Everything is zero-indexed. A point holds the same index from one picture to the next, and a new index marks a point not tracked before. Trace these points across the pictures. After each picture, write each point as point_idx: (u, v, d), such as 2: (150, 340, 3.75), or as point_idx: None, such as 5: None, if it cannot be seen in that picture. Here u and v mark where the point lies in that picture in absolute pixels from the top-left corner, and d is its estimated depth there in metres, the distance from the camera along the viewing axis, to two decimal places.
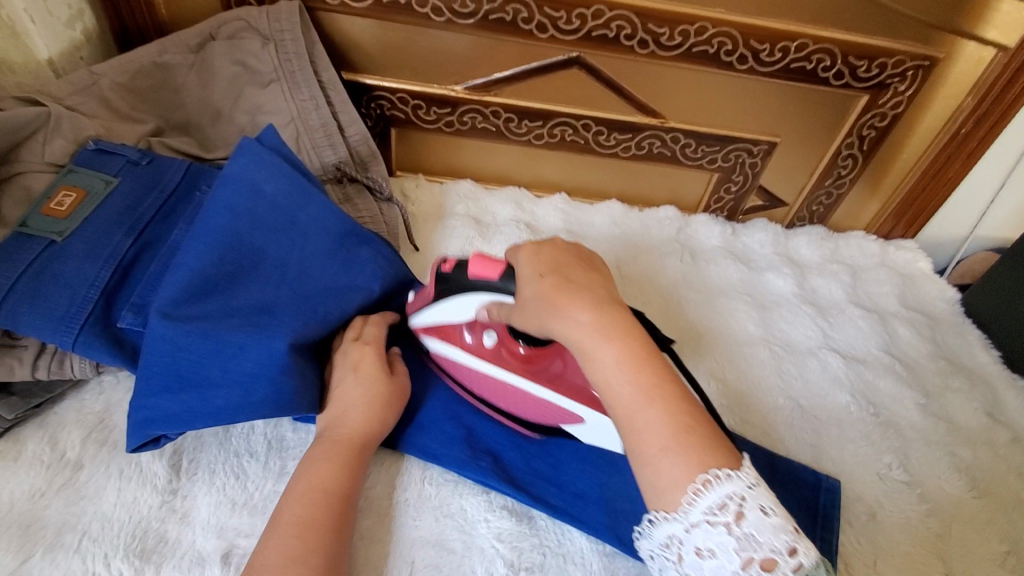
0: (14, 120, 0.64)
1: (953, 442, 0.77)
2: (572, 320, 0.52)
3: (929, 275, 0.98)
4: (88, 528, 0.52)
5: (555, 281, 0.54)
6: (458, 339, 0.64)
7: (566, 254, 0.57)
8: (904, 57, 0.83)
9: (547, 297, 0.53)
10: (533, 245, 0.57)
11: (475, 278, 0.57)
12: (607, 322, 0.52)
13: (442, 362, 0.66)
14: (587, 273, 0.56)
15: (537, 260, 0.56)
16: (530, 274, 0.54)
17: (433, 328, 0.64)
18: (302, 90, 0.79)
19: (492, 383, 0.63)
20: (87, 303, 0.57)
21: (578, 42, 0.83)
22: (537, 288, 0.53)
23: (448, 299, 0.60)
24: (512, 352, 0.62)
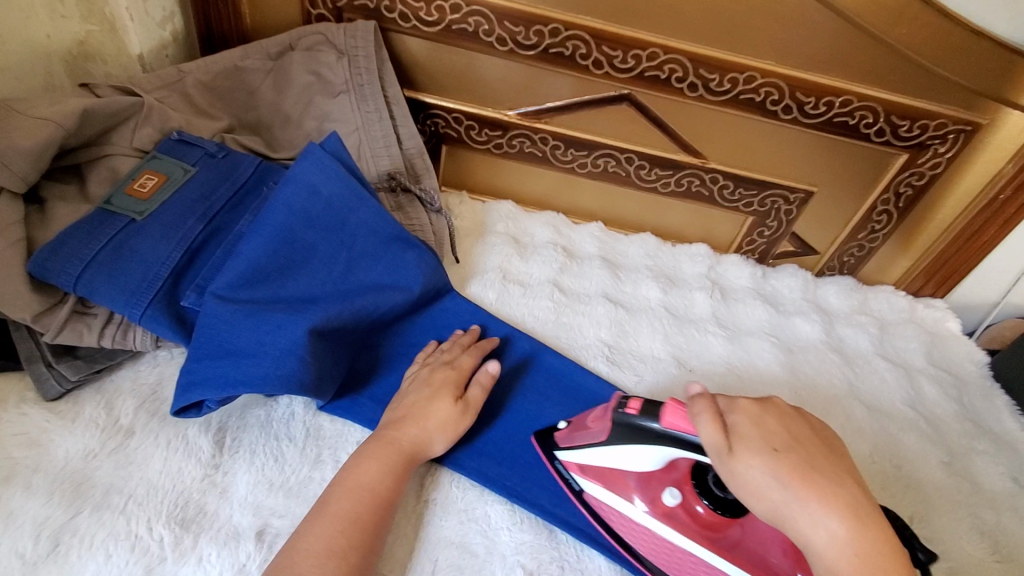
0: (110, 106, 0.69)
1: (976, 503, 0.76)
2: (772, 491, 0.46)
3: (958, 336, 0.99)
4: (134, 492, 0.54)
5: (796, 463, 0.47)
6: (626, 490, 0.59)
7: (790, 418, 0.51)
8: (945, 121, 0.86)
9: (780, 481, 0.46)
10: (754, 409, 0.51)
11: (672, 428, 0.53)
12: (862, 529, 0.45)
13: (595, 507, 0.61)
14: (830, 454, 0.49)
15: (770, 431, 0.49)
16: (767, 454, 0.47)
17: (598, 473, 0.60)
18: (368, 102, 0.83)
19: (662, 544, 0.58)
20: (157, 280, 0.61)
21: (631, 81, 0.88)
22: (769, 468, 0.47)
23: (629, 445, 0.57)
24: (692, 514, 0.57)
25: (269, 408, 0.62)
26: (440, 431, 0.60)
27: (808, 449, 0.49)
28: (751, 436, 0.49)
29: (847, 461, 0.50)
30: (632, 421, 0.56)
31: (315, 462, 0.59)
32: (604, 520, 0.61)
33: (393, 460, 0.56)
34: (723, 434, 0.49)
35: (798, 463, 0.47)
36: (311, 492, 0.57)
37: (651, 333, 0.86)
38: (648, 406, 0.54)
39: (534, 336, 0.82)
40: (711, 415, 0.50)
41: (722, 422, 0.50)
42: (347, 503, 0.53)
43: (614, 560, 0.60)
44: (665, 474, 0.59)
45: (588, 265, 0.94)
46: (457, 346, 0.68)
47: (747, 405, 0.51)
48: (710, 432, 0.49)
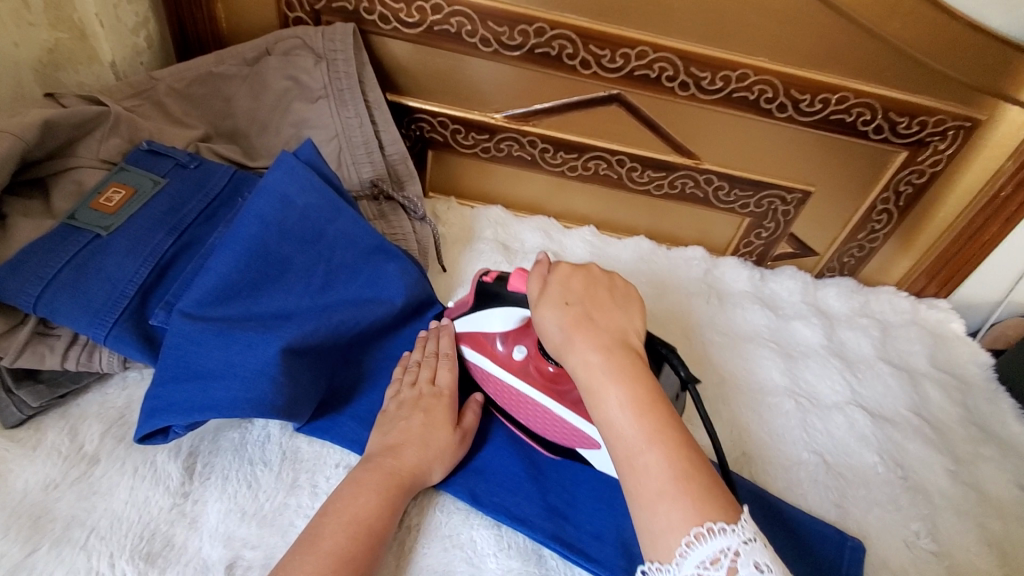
0: (74, 117, 0.66)
1: (984, 514, 0.73)
2: (557, 334, 0.51)
3: (961, 337, 0.96)
4: (97, 525, 0.51)
5: (580, 313, 0.51)
6: (489, 348, 0.64)
7: (599, 279, 0.54)
8: (945, 117, 0.83)
9: (562, 325, 0.50)
10: (571, 271, 0.54)
11: (518, 292, 0.58)
12: (616, 362, 0.48)
13: (471, 368, 0.66)
14: (614, 309, 0.52)
15: (576, 289, 0.53)
16: (555, 299, 0.52)
17: (468, 335, 0.65)
18: (348, 107, 0.81)
19: (519, 398, 0.63)
20: (123, 298, 0.58)
21: (620, 81, 0.85)
22: (556, 315, 0.51)
23: (489, 313, 0.61)
24: (540, 371, 0.61)
25: (244, 431, 0.59)
26: (421, 452, 0.57)
27: (604, 306, 0.52)
28: (559, 291, 0.52)
29: (633, 322, 0.52)
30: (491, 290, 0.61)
31: (291, 488, 0.56)
32: (478, 378, 0.66)
33: (370, 485, 0.53)
34: (540, 290, 0.54)
35: (579, 312, 0.51)
36: (286, 520, 0.54)
37: None
38: (501, 276, 0.59)
39: None
40: (540, 276, 0.54)
41: (544, 281, 0.54)
42: (319, 533, 0.50)
43: None
44: (519, 334, 0.62)
45: None
46: (432, 359, 0.64)
47: (568, 267, 0.55)
48: (532, 286, 0.54)
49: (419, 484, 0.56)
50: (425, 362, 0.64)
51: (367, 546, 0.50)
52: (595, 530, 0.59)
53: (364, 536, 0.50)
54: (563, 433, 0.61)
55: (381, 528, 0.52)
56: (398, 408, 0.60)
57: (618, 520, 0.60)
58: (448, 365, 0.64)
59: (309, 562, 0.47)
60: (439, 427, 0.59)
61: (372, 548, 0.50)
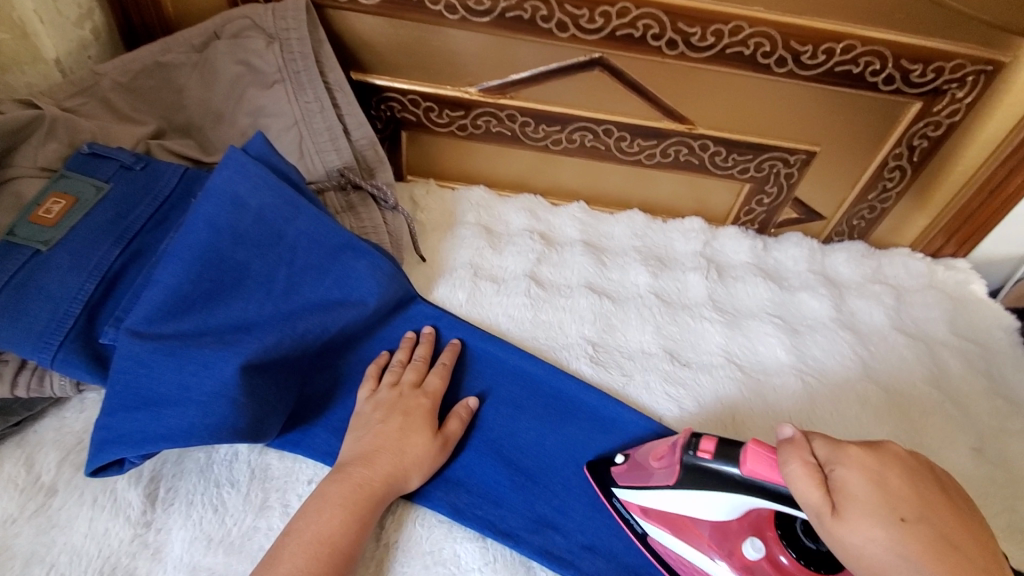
0: (8, 124, 0.62)
1: (1010, 494, 0.69)
2: (898, 567, 0.39)
3: (982, 298, 0.89)
4: (56, 561, 0.49)
5: (928, 534, 0.40)
6: (701, 537, 0.54)
7: (916, 475, 0.43)
8: (963, 61, 0.75)
9: (903, 552, 0.39)
10: (871, 462, 0.43)
11: (752, 475, 0.47)
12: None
13: (664, 558, 0.55)
14: (950, 517, 0.41)
15: (892, 494, 0.41)
16: (888, 513, 0.40)
17: (669, 520, 0.54)
18: (306, 91, 0.74)
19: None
20: (67, 318, 0.54)
21: (601, 42, 0.77)
22: (891, 539, 0.39)
23: (699, 494, 0.51)
24: (779, 567, 0.51)
25: (209, 449, 0.56)
26: (391, 457, 0.54)
27: (937, 516, 0.41)
28: (863, 497, 0.41)
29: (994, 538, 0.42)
30: (708, 467, 0.50)
31: (260, 509, 0.53)
32: (678, 574, 0.55)
33: (336, 499, 0.51)
34: (824, 494, 0.43)
35: (930, 536, 0.39)
36: (254, 544, 0.51)
37: (642, 323, 0.79)
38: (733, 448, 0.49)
39: (509, 338, 0.74)
40: (804, 461, 0.44)
41: (818, 474, 0.44)
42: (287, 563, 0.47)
43: None
44: (741, 524, 0.53)
45: (569, 252, 0.85)
46: (418, 364, 0.62)
47: (854, 454, 0.44)
48: (808, 491, 0.43)
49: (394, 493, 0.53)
50: (410, 364, 0.62)
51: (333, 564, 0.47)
52: (586, 540, 0.57)
53: (336, 562, 0.48)
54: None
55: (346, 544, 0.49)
56: (373, 410, 0.57)
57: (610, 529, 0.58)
58: (436, 372, 0.62)
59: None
60: (414, 435, 0.56)
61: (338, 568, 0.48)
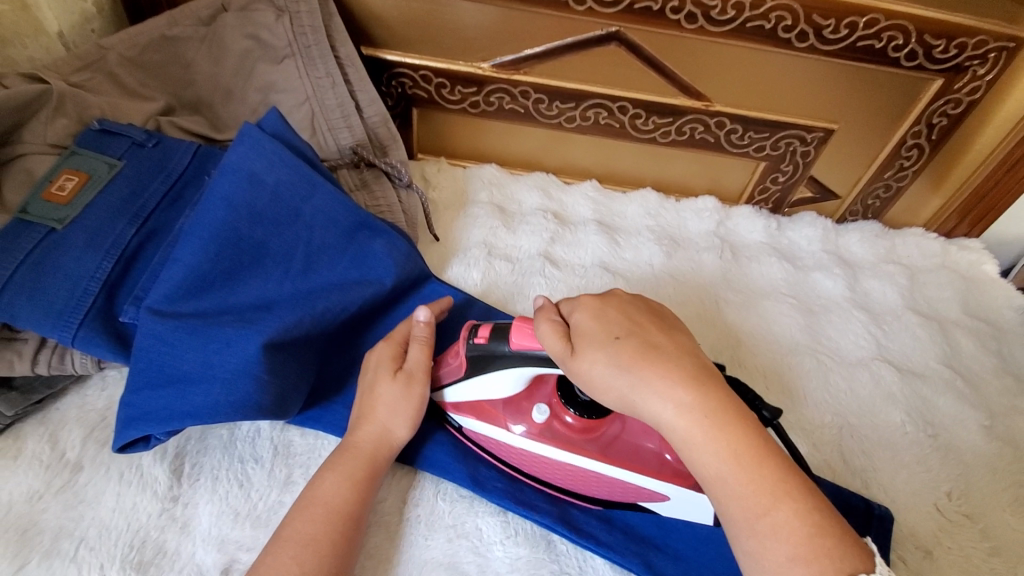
0: (15, 98, 0.61)
1: (1020, 470, 0.69)
2: (621, 377, 0.45)
3: (996, 279, 0.89)
4: (85, 535, 0.49)
5: (634, 346, 0.47)
6: (498, 417, 0.57)
7: (631, 306, 0.50)
8: (988, 37, 0.74)
9: (618, 363, 0.46)
10: (596, 304, 0.50)
11: (521, 347, 0.51)
12: (704, 394, 0.44)
13: (482, 442, 0.59)
14: (667, 329, 0.49)
15: (608, 321, 0.48)
16: (603, 334, 0.47)
17: (467, 406, 0.58)
18: (318, 66, 0.73)
19: (546, 463, 0.57)
20: (87, 297, 0.54)
21: (618, 16, 0.76)
22: (608, 355, 0.46)
23: (486, 374, 0.54)
24: (564, 424, 0.56)
25: (232, 427, 0.56)
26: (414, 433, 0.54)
27: (649, 332, 0.48)
28: (589, 330, 0.48)
29: (691, 340, 0.49)
30: (484, 352, 0.53)
31: (285, 485, 0.54)
32: (496, 454, 0.59)
33: (335, 464, 0.51)
34: (564, 340, 0.48)
35: (637, 345, 0.46)
36: (281, 519, 0.52)
37: (656, 302, 0.78)
38: (501, 326, 0.52)
39: (523, 318, 0.74)
40: (550, 320, 0.50)
41: (560, 326, 0.49)
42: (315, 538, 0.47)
43: (622, 570, 0.55)
44: (530, 392, 0.57)
45: (583, 231, 0.85)
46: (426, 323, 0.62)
47: (586, 304, 0.51)
48: (551, 341, 0.49)
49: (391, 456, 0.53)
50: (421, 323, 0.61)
51: (332, 526, 0.48)
52: (607, 514, 0.57)
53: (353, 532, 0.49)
54: (598, 486, 0.56)
55: (348, 508, 0.49)
56: None
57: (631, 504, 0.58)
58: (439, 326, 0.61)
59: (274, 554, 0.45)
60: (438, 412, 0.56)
61: (346, 534, 0.48)
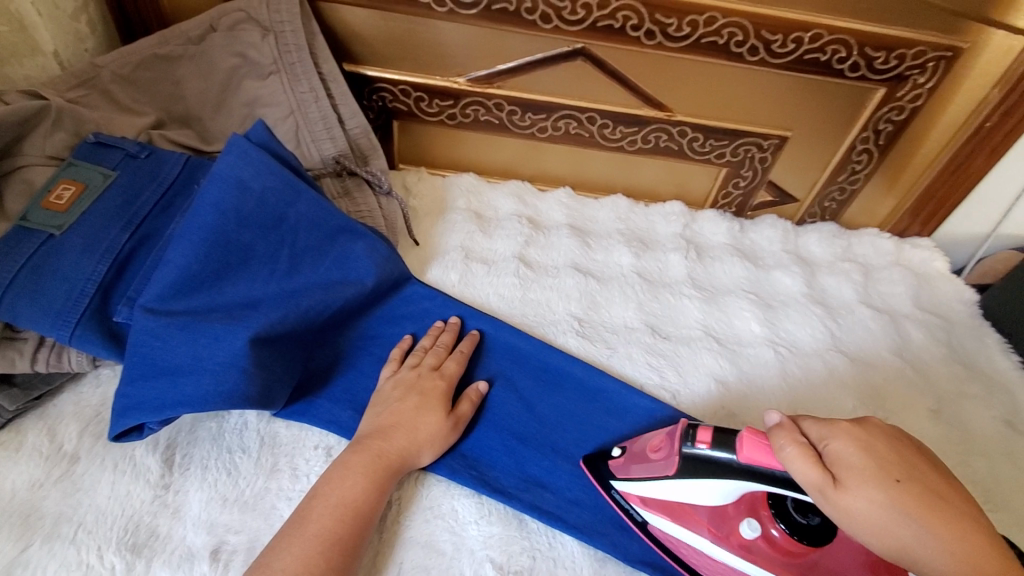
0: (15, 114, 0.65)
1: (965, 451, 0.75)
2: (907, 527, 0.42)
3: (945, 275, 0.95)
4: (83, 520, 0.53)
5: (919, 493, 0.43)
6: (697, 522, 0.56)
7: (894, 439, 0.46)
8: (924, 48, 0.80)
9: (905, 512, 0.42)
10: (856, 432, 0.46)
11: (750, 462, 0.49)
12: (1000, 568, 0.41)
13: (664, 540, 0.57)
14: (945, 477, 0.45)
15: (880, 457, 0.44)
16: (883, 475, 0.43)
17: (664, 506, 0.56)
18: (301, 82, 0.78)
19: (719, 568, 0.55)
20: (83, 297, 0.57)
21: (583, 33, 0.81)
22: (886, 497, 0.42)
23: (703, 481, 0.52)
24: (773, 544, 0.53)
25: (221, 419, 0.60)
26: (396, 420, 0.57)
27: (924, 472, 0.45)
28: (855, 463, 0.44)
29: (963, 488, 0.46)
30: (706, 457, 0.52)
31: (271, 472, 0.57)
32: (676, 553, 0.57)
33: (358, 467, 0.54)
34: (821, 470, 0.45)
35: (922, 495, 0.42)
36: (267, 504, 0.55)
37: (626, 300, 0.83)
38: (727, 434, 0.51)
39: (499, 316, 0.78)
40: (797, 442, 0.46)
41: (816, 459, 0.45)
42: (308, 516, 0.51)
43: (588, 546, 0.59)
44: (739, 504, 0.55)
45: (556, 235, 0.90)
46: (440, 350, 0.66)
47: (841, 427, 0.47)
48: (806, 469, 0.45)
49: (406, 465, 0.57)
50: (432, 350, 0.66)
51: (350, 528, 0.51)
52: (574, 496, 0.61)
53: (352, 517, 0.51)
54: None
55: (370, 508, 0.53)
56: (393, 389, 0.61)
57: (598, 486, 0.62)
58: (454, 358, 0.66)
59: (295, 542, 0.49)
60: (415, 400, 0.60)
61: (360, 529, 0.52)
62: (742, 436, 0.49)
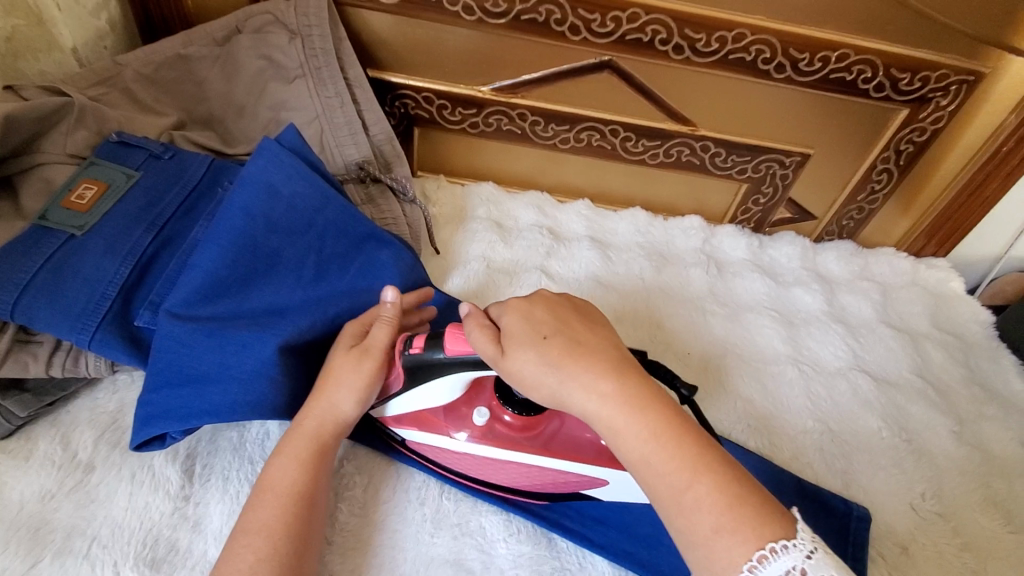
0: (35, 111, 0.64)
1: (987, 473, 0.74)
2: (580, 386, 0.48)
3: (962, 295, 0.95)
4: (98, 534, 0.51)
5: (561, 343, 0.50)
6: (440, 425, 0.59)
7: (560, 305, 0.54)
8: (948, 71, 0.81)
9: (546, 362, 0.49)
10: (524, 304, 0.53)
11: (456, 354, 0.53)
12: (627, 383, 0.48)
13: (425, 453, 0.60)
14: (589, 324, 0.52)
15: (534, 320, 0.51)
16: (531, 335, 0.50)
17: (409, 418, 0.59)
18: (327, 87, 0.77)
19: (489, 463, 0.58)
20: (104, 301, 0.55)
21: (611, 46, 0.81)
22: (537, 355, 0.49)
23: (429, 382, 0.55)
24: (505, 424, 0.58)
25: (242, 429, 0.58)
26: None
27: (573, 327, 0.52)
28: (515, 331, 0.51)
29: (612, 332, 0.53)
30: (422, 361, 0.55)
31: None
32: (431, 458, 0.60)
33: None
34: (495, 343, 0.51)
35: (562, 342, 0.49)
36: None
37: (647, 313, 0.83)
38: (436, 333, 0.54)
39: None
40: (481, 326, 0.52)
41: (491, 333, 0.51)
42: None
43: (619, 567, 0.57)
44: (470, 397, 0.59)
45: (577, 247, 0.89)
46: None
47: (513, 306, 0.53)
48: (483, 345, 0.51)
49: None
50: None
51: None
52: (600, 514, 0.59)
53: None
54: (539, 481, 0.58)
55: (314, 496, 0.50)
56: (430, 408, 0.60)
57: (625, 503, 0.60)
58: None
59: None
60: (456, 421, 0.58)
61: None
62: (446, 330, 0.53)
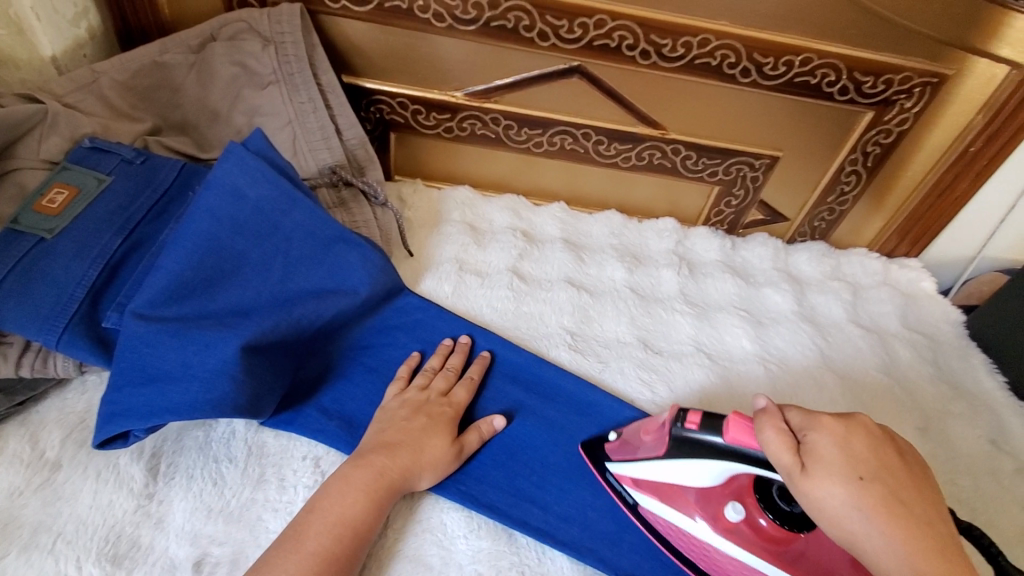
0: (10, 117, 0.65)
1: (952, 470, 0.75)
2: (853, 518, 0.43)
3: (932, 295, 0.96)
4: (63, 530, 0.52)
5: (882, 492, 0.43)
6: (685, 504, 0.57)
7: (880, 444, 0.46)
8: (911, 74, 0.82)
9: (858, 508, 0.43)
10: (838, 431, 0.46)
11: (736, 443, 0.50)
12: (955, 569, 0.41)
13: (653, 521, 0.59)
14: (912, 479, 0.45)
15: (855, 455, 0.45)
16: (845, 474, 0.44)
17: (654, 487, 0.58)
18: (300, 92, 0.78)
19: (712, 554, 0.57)
20: (72, 302, 0.57)
21: (579, 51, 0.83)
22: (850, 494, 0.43)
23: (688, 461, 0.53)
24: (756, 529, 0.55)
25: (207, 428, 0.60)
26: (413, 455, 0.57)
27: (898, 476, 0.45)
28: (831, 458, 0.44)
29: (935, 492, 0.46)
30: (693, 438, 0.53)
31: (257, 483, 0.57)
32: (666, 536, 0.59)
33: (353, 481, 0.54)
34: (794, 455, 0.45)
35: (885, 495, 0.43)
36: (253, 515, 0.55)
37: (619, 314, 0.84)
38: (716, 416, 0.52)
39: (491, 328, 0.79)
40: (778, 428, 0.47)
41: (793, 443, 0.46)
42: (304, 533, 0.50)
43: (579, 562, 0.59)
44: (724, 490, 0.56)
45: (550, 249, 0.90)
46: (449, 373, 0.66)
47: (827, 423, 0.47)
48: (780, 453, 0.46)
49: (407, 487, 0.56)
50: (441, 372, 0.66)
51: (344, 541, 0.51)
52: (564, 511, 0.61)
53: (347, 534, 0.51)
54: (707, 561, 0.57)
55: (366, 528, 0.52)
56: (400, 407, 0.61)
57: (588, 501, 0.62)
58: (463, 384, 0.65)
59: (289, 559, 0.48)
60: (435, 432, 0.60)
61: (355, 547, 0.51)
62: (730, 416, 0.50)
